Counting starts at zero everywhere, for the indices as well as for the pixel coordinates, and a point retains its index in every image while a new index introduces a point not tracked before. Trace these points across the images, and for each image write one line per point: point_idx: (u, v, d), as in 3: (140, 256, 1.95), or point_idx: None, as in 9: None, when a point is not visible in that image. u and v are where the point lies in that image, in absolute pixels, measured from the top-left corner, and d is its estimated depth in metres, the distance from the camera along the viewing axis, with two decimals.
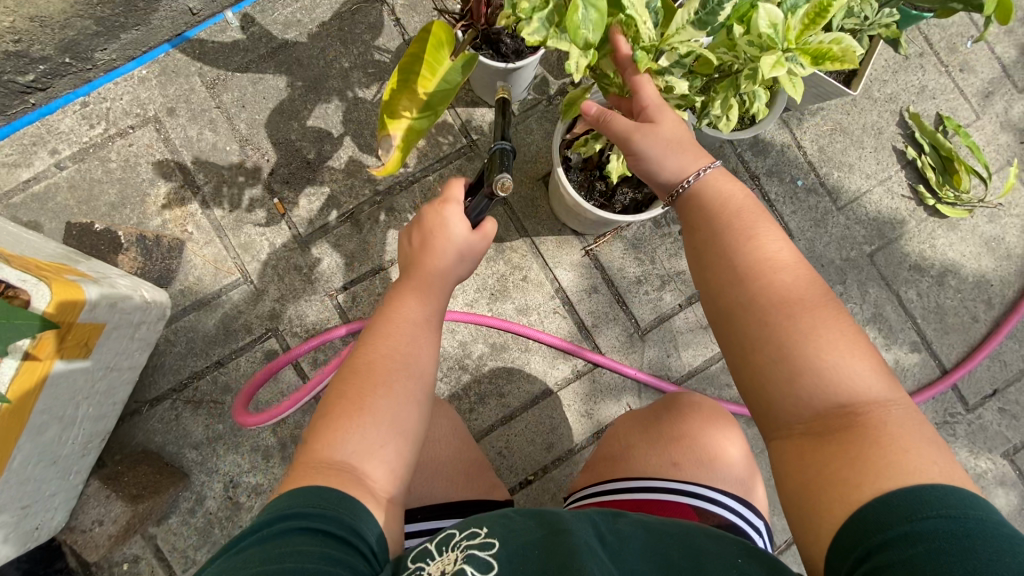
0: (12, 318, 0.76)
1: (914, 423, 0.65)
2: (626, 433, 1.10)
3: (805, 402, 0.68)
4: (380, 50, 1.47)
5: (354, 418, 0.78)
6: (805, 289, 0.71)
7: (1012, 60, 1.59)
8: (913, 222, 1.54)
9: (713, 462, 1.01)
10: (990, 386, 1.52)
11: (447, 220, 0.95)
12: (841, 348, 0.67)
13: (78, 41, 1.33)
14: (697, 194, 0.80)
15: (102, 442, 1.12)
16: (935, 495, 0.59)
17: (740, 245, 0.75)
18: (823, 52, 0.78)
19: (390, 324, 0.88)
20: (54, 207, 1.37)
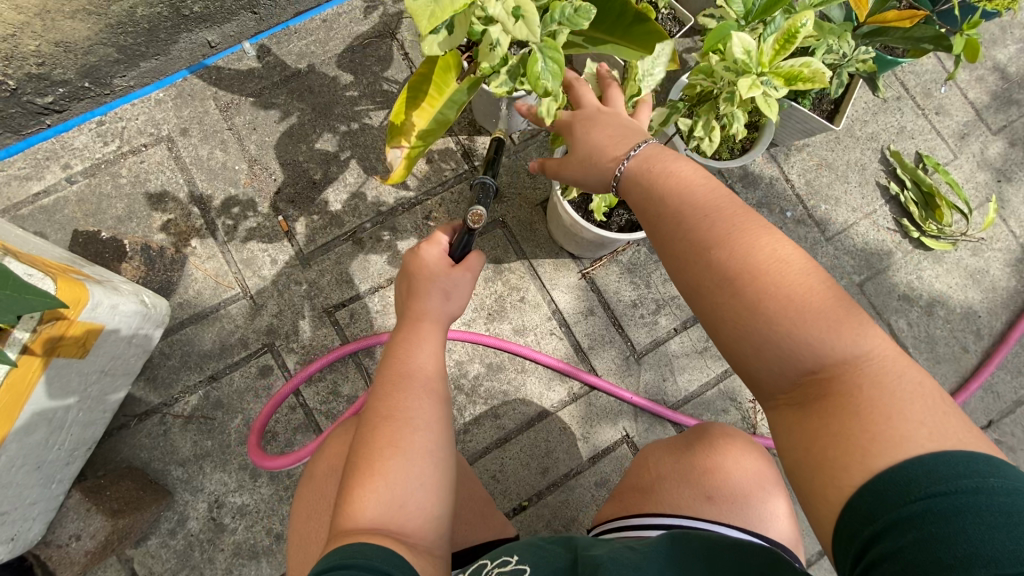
0: (23, 293, 0.76)
1: (893, 380, 0.60)
2: (658, 465, 1.08)
3: (778, 374, 0.65)
4: (388, 80, 1.55)
5: (376, 470, 0.78)
6: (748, 256, 0.66)
7: (984, 104, 1.69)
8: (900, 254, 1.59)
9: (744, 502, 0.99)
10: (985, 417, 1.53)
11: (423, 257, 0.98)
12: (801, 307, 0.63)
13: (99, 67, 1.40)
14: (634, 171, 0.78)
15: (87, 451, 1.09)
16: (929, 468, 0.54)
17: (689, 217, 0.71)
18: (796, 74, 0.85)
19: (394, 373, 0.87)
20: (61, 219, 1.40)
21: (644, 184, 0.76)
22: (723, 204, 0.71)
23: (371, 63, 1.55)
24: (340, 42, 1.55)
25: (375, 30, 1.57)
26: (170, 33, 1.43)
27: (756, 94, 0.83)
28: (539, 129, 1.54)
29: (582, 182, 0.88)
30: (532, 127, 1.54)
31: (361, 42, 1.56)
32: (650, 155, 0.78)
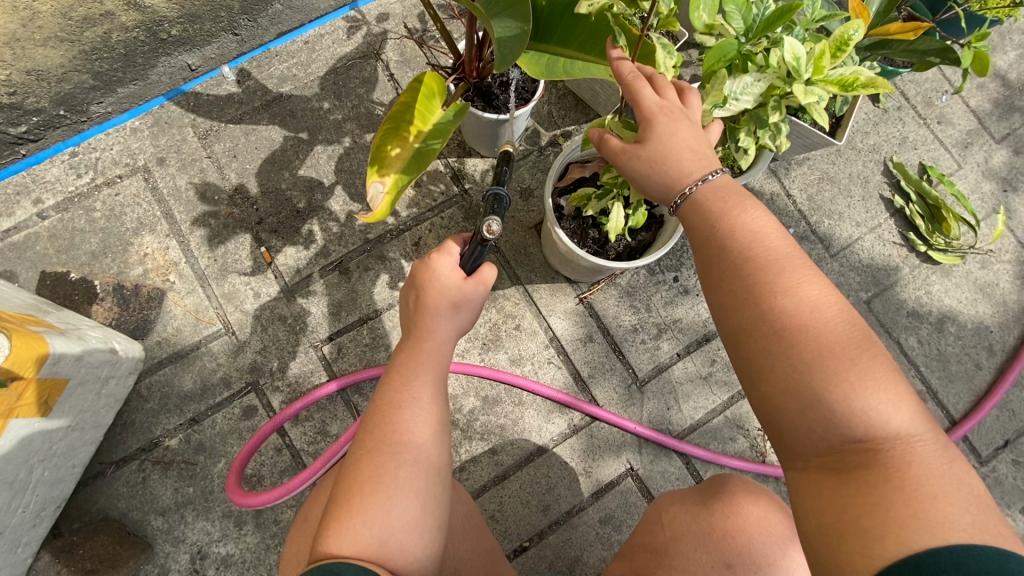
0: None
1: (944, 463, 0.56)
2: (673, 523, 1.02)
3: (819, 436, 0.60)
4: (374, 103, 1.49)
5: (353, 508, 0.73)
6: (815, 312, 0.62)
7: (986, 112, 1.65)
8: (907, 269, 1.53)
9: (766, 569, 0.94)
10: (1002, 437, 1.47)
11: (437, 269, 0.89)
12: (859, 369, 0.59)
13: (73, 94, 1.34)
14: (701, 198, 0.73)
15: (56, 510, 1.02)
16: (958, 560, 0.49)
17: (751, 258, 0.67)
18: (849, 82, 0.82)
19: (390, 398, 0.83)
20: (32, 256, 1.33)
21: (710, 212, 0.71)
22: (783, 251, 0.66)
23: (355, 85, 1.50)
24: (323, 64, 1.50)
25: (359, 51, 1.51)
26: (148, 58, 1.38)
27: (814, 99, 0.80)
28: (531, 149, 1.48)
29: (644, 186, 0.80)
30: (523, 147, 1.48)
31: (344, 63, 1.50)
32: (717, 189, 0.72)
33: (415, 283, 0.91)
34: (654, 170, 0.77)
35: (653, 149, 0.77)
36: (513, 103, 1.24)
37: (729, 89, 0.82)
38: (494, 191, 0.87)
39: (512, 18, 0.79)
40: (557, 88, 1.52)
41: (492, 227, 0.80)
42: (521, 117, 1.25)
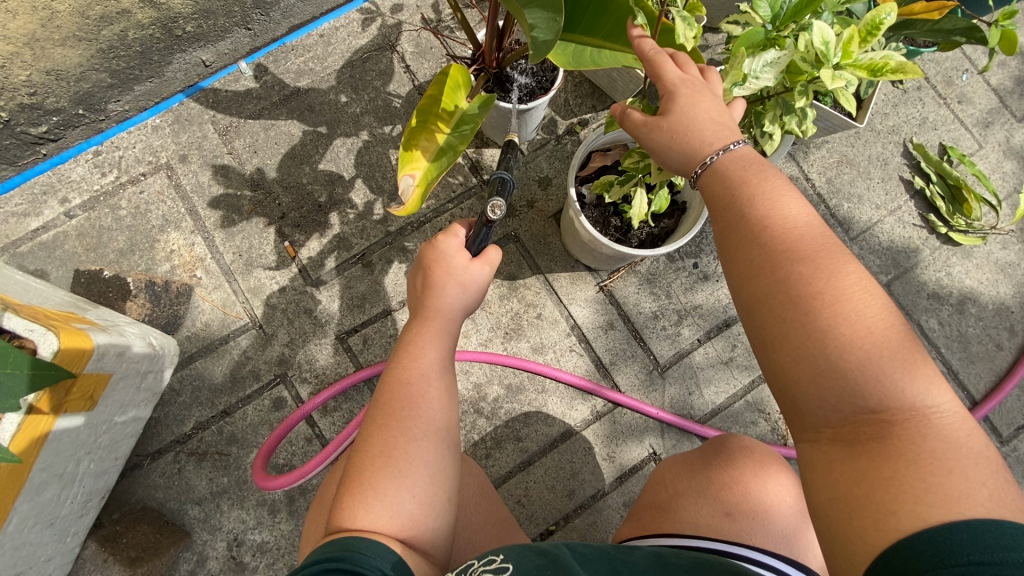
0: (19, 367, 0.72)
1: (960, 437, 0.58)
2: (677, 480, 1.03)
3: (833, 407, 0.63)
4: (391, 95, 1.50)
5: (369, 476, 0.76)
6: (832, 283, 0.64)
7: (1008, 90, 1.63)
8: (927, 251, 1.53)
9: (767, 518, 0.95)
10: (1023, 417, 1.48)
11: (443, 251, 0.92)
12: (873, 343, 0.61)
13: (92, 94, 1.36)
14: (718, 171, 0.75)
15: (101, 501, 1.06)
16: (974, 533, 0.51)
17: (762, 233, 0.69)
18: (879, 66, 0.79)
19: (398, 375, 0.85)
20: (61, 255, 1.36)
21: (727, 185, 0.74)
22: (802, 227, 0.69)
23: (372, 77, 1.50)
24: (339, 58, 1.50)
25: (374, 43, 1.52)
26: (164, 54, 1.39)
27: (840, 84, 0.77)
28: (548, 138, 1.49)
29: (665, 160, 0.82)
30: (541, 137, 1.49)
31: (361, 56, 1.51)
32: (738, 161, 0.75)
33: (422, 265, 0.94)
34: (674, 143, 0.80)
35: (675, 121, 0.79)
36: (534, 93, 1.24)
37: (750, 68, 0.82)
38: (500, 175, 0.94)
39: (544, 9, 0.77)
40: (574, 75, 1.51)
41: (496, 207, 0.86)
42: (541, 108, 1.25)
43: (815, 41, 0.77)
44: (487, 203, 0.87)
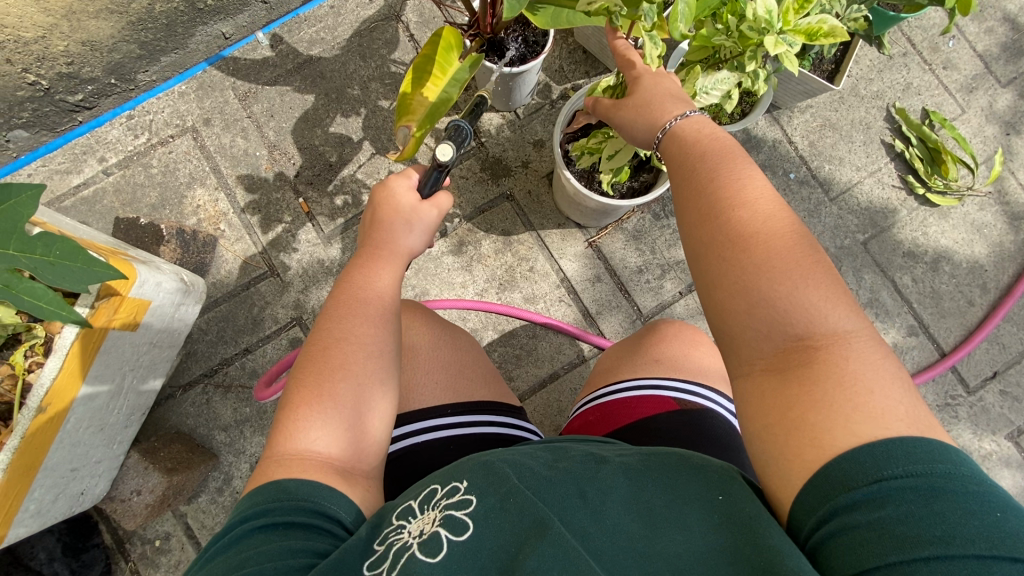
0: (91, 265, 0.85)
1: (878, 358, 0.62)
2: (614, 354, 1.13)
3: (765, 337, 0.66)
4: (396, 62, 1.61)
5: (314, 405, 0.75)
6: (766, 224, 0.68)
7: (994, 56, 1.67)
8: (904, 211, 1.60)
9: (694, 364, 1.05)
10: (990, 368, 1.56)
11: (393, 188, 0.91)
12: (799, 275, 0.65)
13: (123, 63, 1.49)
14: (677, 134, 0.81)
15: (142, 416, 1.24)
16: (905, 448, 0.57)
17: (710, 181, 0.73)
18: (815, 31, 0.90)
19: (345, 304, 0.82)
20: (100, 209, 1.50)
21: (687, 146, 0.79)
22: (742, 174, 0.72)
23: (379, 46, 1.61)
24: (348, 28, 1.61)
25: (380, 14, 1.62)
26: (187, 27, 1.51)
27: (782, 49, 0.87)
28: (543, 103, 1.58)
29: (631, 131, 0.91)
30: (536, 102, 1.58)
31: (368, 26, 1.61)
32: (698, 126, 0.80)
33: (371, 205, 0.92)
34: (639, 114, 0.89)
35: (638, 99, 0.90)
36: (526, 57, 1.34)
37: (701, 86, 1.01)
38: (454, 122, 0.92)
39: None
40: (567, 43, 1.60)
41: (444, 151, 0.88)
42: (532, 72, 1.35)
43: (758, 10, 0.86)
44: (437, 146, 0.89)
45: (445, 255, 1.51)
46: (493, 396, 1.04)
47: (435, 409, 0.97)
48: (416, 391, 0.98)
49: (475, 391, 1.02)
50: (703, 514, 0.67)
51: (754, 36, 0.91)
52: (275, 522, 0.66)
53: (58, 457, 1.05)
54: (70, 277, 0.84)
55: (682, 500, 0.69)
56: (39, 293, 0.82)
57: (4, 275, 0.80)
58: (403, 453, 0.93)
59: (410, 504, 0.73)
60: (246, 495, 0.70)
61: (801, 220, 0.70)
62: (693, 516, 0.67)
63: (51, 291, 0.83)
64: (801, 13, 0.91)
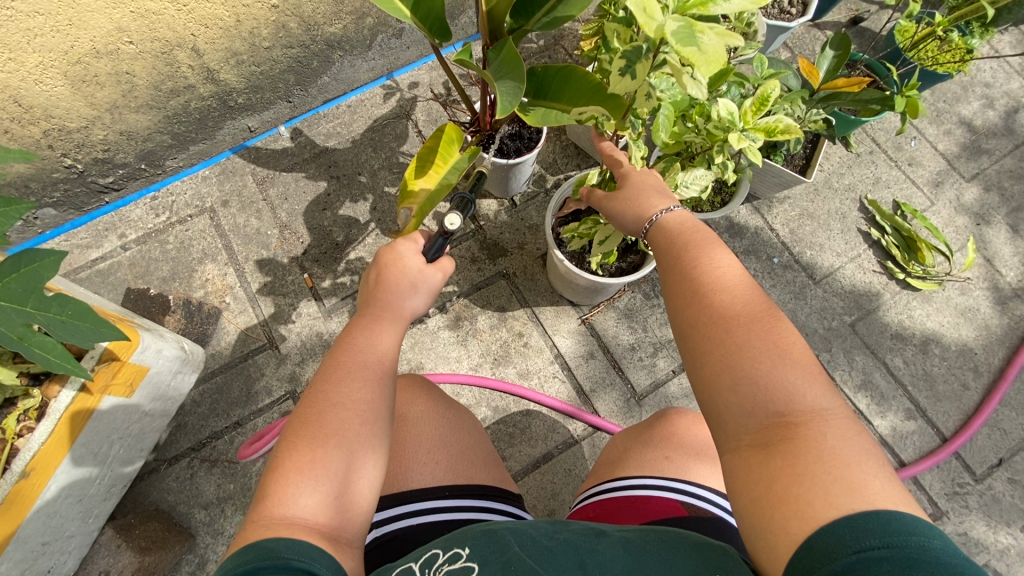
0: (101, 325, 0.89)
1: (856, 437, 0.61)
2: (622, 444, 1.12)
3: (748, 412, 0.65)
4: (404, 154, 1.76)
5: (306, 468, 0.71)
6: (744, 306, 0.71)
7: (954, 155, 1.83)
8: (888, 295, 1.66)
9: (704, 459, 1.04)
10: (995, 455, 1.52)
11: (401, 254, 0.97)
12: (778, 353, 0.66)
13: (155, 151, 1.61)
14: (660, 224, 0.88)
15: (122, 488, 1.21)
16: (884, 523, 0.54)
17: (692, 267, 0.77)
18: (773, 128, 1.01)
19: (347, 362, 0.82)
20: (113, 281, 1.57)
21: (670, 237, 0.85)
22: (721, 262, 0.77)
23: (389, 140, 1.77)
24: (362, 124, 1.78)
25: (392, 113, 1.80)
26: (217, 121, 1.65)
27: (746, 144, 0.97)
28: (538, 191, 1.70)
29: (621, 221, 0.98)
30: (531, 189, 1.70)
31: (380, 123, 1.79)
32: (679, 219, 0.87)
33: (377, 266, 0.97)
34: (627, 206, 0.96)
35: (627, 191, 0.98)
36: (521, 150, 1.46)
37: (680, 180, 1.08)
38: (461, 195, 1.04)
39: (513, 79, 1.00)
40: (560, 140, 1.76)
41: (452, 220, 0.95)
42: (527, 163, 1.47)
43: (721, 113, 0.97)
44: (444, 214, 0.96)
45: (441, 329, 1.55)
46: (491, 480, 1.02)
47: (434, 492, 0.95)
48: (413, 467, 0.97)
49: (473, 474, 1.00)
50: None
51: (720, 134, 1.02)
52: None
53: (31, 529, 1.00)
54: (78, 334, 0.87)
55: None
56: (50, 346, 0.84)
57: (17, 329, 0.82)
58: (392, 537, 0.89)
59: (410, 566, 0.71)
60: (230, 556, 0.64)
61: (776, 304, 0.72)
62: None
63: (59, 344, 0.86)
64: (760, 113, 1.02)
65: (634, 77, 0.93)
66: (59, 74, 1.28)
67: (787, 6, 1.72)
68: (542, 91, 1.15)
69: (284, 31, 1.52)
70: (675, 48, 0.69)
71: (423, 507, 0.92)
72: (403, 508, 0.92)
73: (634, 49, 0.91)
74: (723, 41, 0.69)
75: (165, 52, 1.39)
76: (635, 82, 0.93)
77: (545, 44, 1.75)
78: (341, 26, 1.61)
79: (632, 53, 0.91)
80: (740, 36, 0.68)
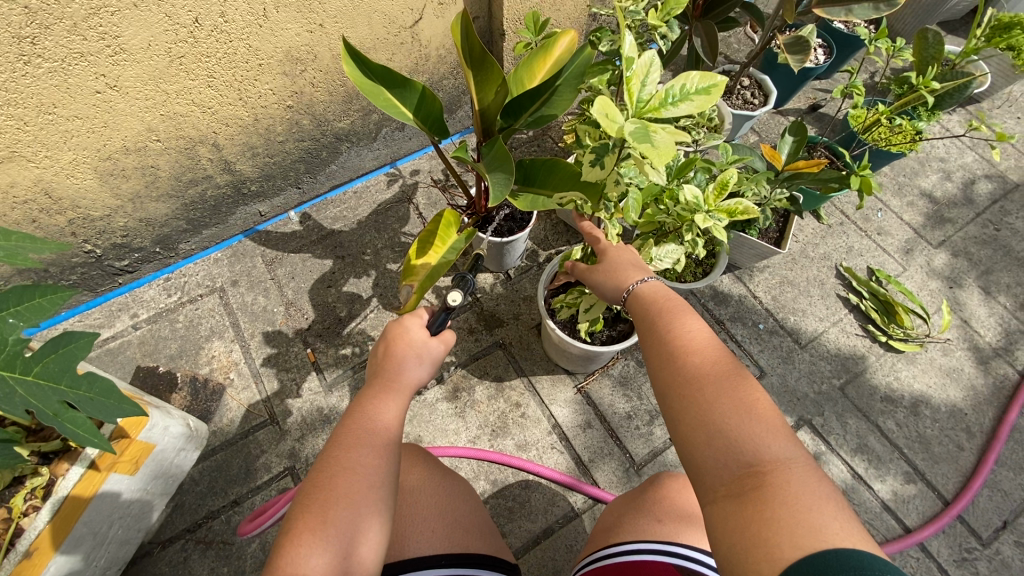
0: (126, 400, 0.94)
1: (818, 483, 0.63)
2: (617, 510, 1.13)
3: (721, 465, 0.68)
4: (405, 234, 1.88)
5: (316, 529, 0.73)
6: (713, 366, 0.77)
7: (919, 224, 1.96)
8: (873, 357, 1.71)
9: (697, 523, 1.05)
10: (1000, 518, 1.50)
11: (406, 327, 1.04)
12: (744, 407, 0.70)
13: (170, 235, 1.72)
14: (637, 294, 0.96)
15: (117, 571, 1.19)
16: (842, 559, 0.55)
17: (665, 333, 0.84)
18: (734, 210, 1.11)
19: (355, 428, 0.86)
20: (122, 359, 1.62)
21: (646, 306, 0.92)
22: (692, 328, 0.83)
23: (392, 222, 1.90)
24: (367, 208, 1.92)
25: (395, 197, 1.95)
26: (230, 207, 1.77)
27: (711, 224, 1.08)
28: (531, 265, 1.80)
29: (602, 291, 1.06)
30: (525, 264, 1.80)
31: (383, 207, 1.93)
32: (654, 289, 0.95)
33: (385, 340, 1.03)
34: (609, 277, 1.05)
35: (607, 265, 1.07)
36: (514, 228, 1.57)
37: (654, 254, 1.18)
38: (462, 275, 1.14)
39: (504, 173, 1.12)
40: (551, 219, 1.89)
41: (455, 295, 1.06)
42: (520, 240, 1.58)
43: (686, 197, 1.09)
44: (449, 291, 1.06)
45: (440, 401, 1.58)
46: (488, 549, 1.03)
47: (429, 560, 0.94)
48: (412, 536, 0.97)
49: (469, 542, 1.01)
50: None
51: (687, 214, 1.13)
52: None
53: None
54: (105, 410, 0.91)
55: None
56: (81, 421, 0.88)
57: (53, 405, 0.87)
58: None
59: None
60: None
61: (740, 362, 0.77)
62: None
63: (89, 419, 0.90)
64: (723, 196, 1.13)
65: (603, 167, 1.14)
66: (89, 168, 1.41)
67: (750, 98, 1.92)
68: (530, 178, 1.26)
69: (297, 127, 1.69)
70: (633, 144, 0.82)
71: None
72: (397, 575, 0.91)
73: (602, 146, 1.14)
74: (673, 139, 0.82)
75: (188, 148, 1.53)
76: (604, 171, 1.14)
77: (534, 134, 1.93)
78: (349, 122, 1.79)
79: (601, 149, 1.14)
80: (686, 134, 0.81)
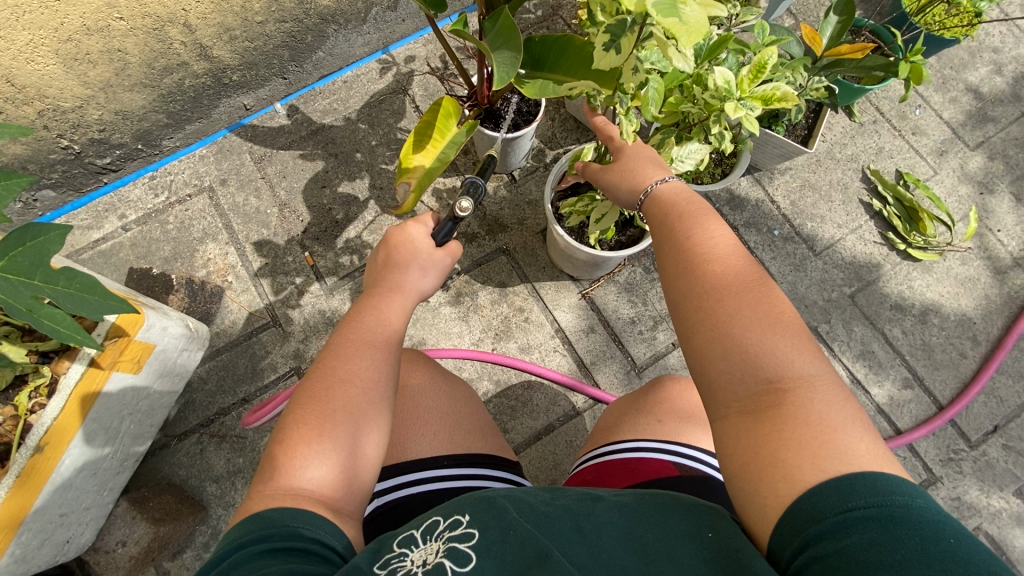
0: (109, 297, 0.91)
1: (841, 402, 0.62)
2: (618, 411, 1.14)
3: (739, 380, 0.66)
4: (402, 130, 1.75)
5: (310, 437, 0.73)
6: (736, 276, 0.71)
7: (959, 123, 1.80)
8: (888, 265, 1.66)
9: (696, 422, 1.06)
10: (990, 422, 1.55)
11: (404, 234, 0.96)
12: (768, 323, 0.66)
13: (151, 131, 1.59)
14: (656, 196, 0.88)
15: (134, 462, 1.25)
16: (867, 482, 0.56)
17: (685, 240, 0.77)
18: (770, 96, 1.02)
19: (350, 338, 0.83)
20: (116, 261, 1.58)
21: (665, 209, 0.85)
22: (715, 234, 0.77)
23: (386, 116, 1.76)
24: (358, 100, 1.76)
25: (389, 88, 1.79)
26: (212, 99, 1.63)
27: (742, 113, 0.99)
28: (537, 165, 1.69)
29: (617, 193, 0.97)
30: (531, 164, 1.69)
31: (377, 99, 1.77)
32: (675, 191, 0.87)
33: (385, 245, 0.97)
34: (623, 178, 0.96)
35: (623, 163, 0.98)
36: (519, 123, 1.45)
37: (676, 154, 1.11)
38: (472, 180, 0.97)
39: (510, 50, 0.98)
40: (559, 113, 1.74)
41: (465, 205, 0.93)
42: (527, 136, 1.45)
43: (717, 82, 1.01)
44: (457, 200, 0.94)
45: (442, 305, 1.56)
46: (490, 449, 1.05)
47: (432, 460, 0.97)
48: (414, 440, 0.99)
49: (472, 443, 1.03)
50: (694, 550, 0.67)
51: (716, 104, 1.04)
52: (275, 548, 0.63)
53: (49, 500, 1.03)
54: (87, 306, 0.88)
55: (671, 533, 0.70)
56: (59, 317, 0.86)
57: (26, 301, 0.83)
58: (396, 504, 0.92)
59: (412, 533, 0.74)
60: (235, 525, 0.67)
61: (768, 274, 0.72)
62: (685, 551, 0.67)
63: (69, 316, 0.87)
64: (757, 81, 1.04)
65: (619, 52, 0.89)
66: (50, 51, 1.26)
67: None
68: (539, 62, 1.14)
69: (277, 6, 1.49)
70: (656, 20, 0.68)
71: (425, 476, 0.95)
72: (403, 474, 0.95)
73: (618, 23, 0.87)
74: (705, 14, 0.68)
75: (156, 28, 1.36)
76: (620, 58, 0.90)
77: (543, 14, 1.71)
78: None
79: (617, 28, 0.87)
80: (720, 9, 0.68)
